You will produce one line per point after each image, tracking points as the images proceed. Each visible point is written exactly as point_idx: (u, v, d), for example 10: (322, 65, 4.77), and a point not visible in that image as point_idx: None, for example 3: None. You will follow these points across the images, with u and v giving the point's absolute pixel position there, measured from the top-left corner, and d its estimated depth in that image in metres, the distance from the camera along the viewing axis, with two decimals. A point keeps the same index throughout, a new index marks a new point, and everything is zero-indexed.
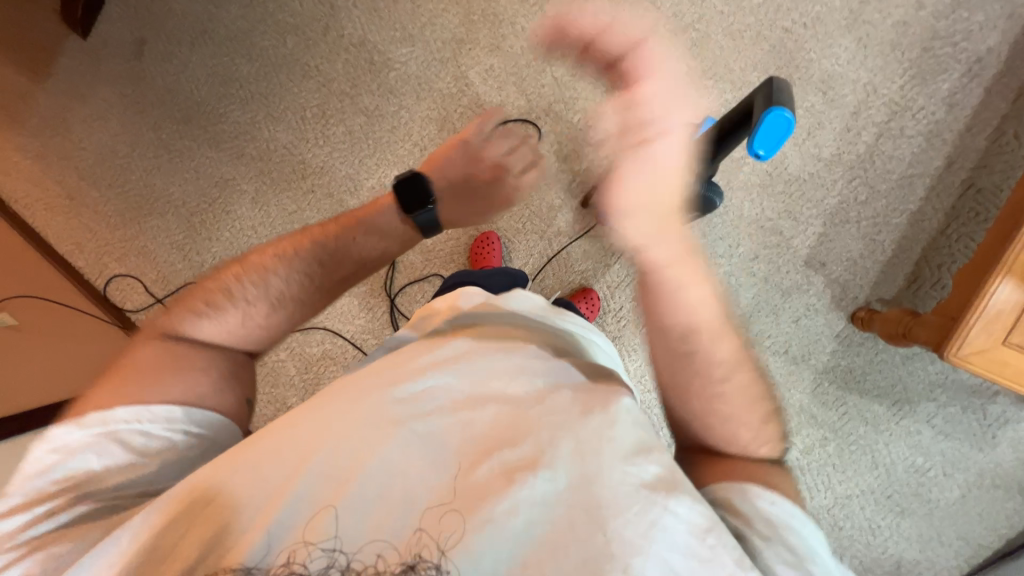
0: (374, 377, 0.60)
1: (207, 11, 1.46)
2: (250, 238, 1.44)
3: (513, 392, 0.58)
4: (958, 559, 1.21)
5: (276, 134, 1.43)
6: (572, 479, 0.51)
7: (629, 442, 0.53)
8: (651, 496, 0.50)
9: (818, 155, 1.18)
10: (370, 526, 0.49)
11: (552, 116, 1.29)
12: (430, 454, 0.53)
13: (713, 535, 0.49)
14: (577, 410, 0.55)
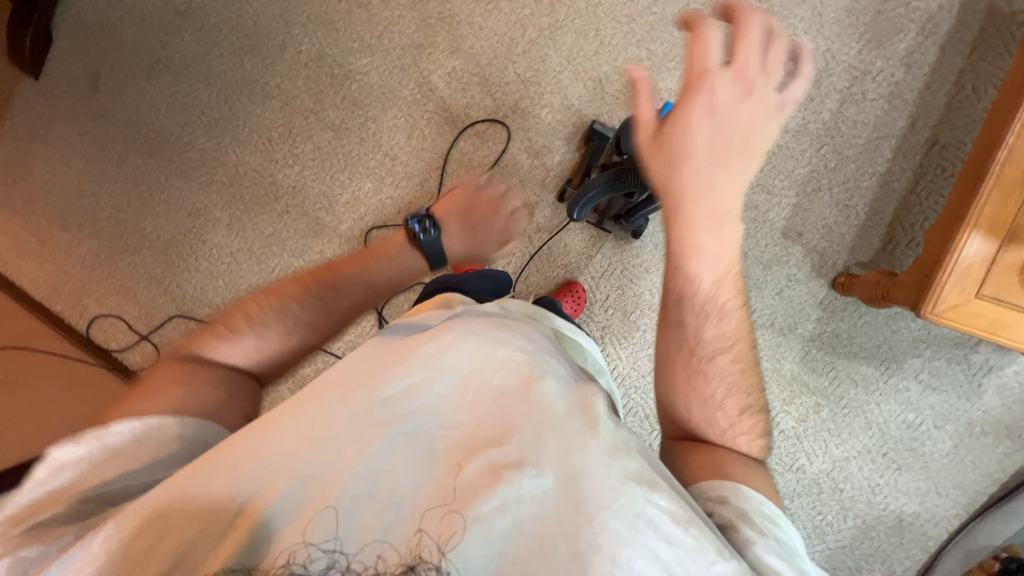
0: (357, 378, 0.59)
1: (159, 39, 1.43)
2: (229, 264, 1.44)
3: (503, 387, 0.58)
4: (956, 508, 1.23)
5: (244, 157, 1.41)
6: (564, 474, 0.52)
7: (614, 438, 0.56)
8: (637, 488, 0.52)
9: (785, 126, 1.19)
10: (366, 529, 0.49)
11: (519, 113, 1.28)
12: (420, 456, 0.54)
13: (694, 525, 0.52)
14: (568, 409, 0.57)
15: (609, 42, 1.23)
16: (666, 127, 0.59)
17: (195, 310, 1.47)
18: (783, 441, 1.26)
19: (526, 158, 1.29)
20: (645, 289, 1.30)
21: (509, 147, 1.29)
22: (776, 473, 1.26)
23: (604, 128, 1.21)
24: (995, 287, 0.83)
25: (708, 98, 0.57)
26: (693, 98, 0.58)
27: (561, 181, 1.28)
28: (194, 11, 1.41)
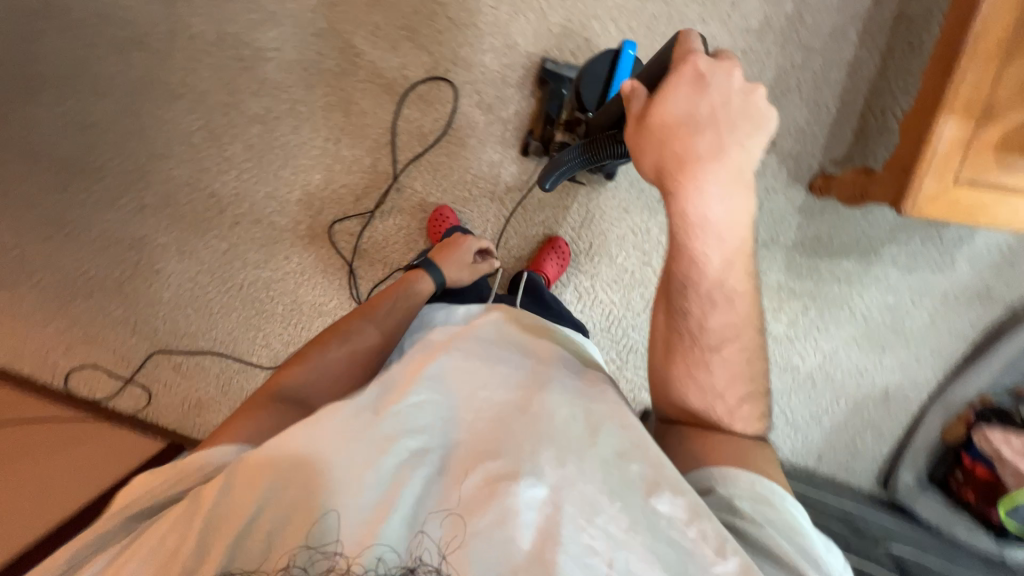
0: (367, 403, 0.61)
1: (30, 52, 1.23)
2: (194, 289, 1.36)
3: (511, 396, 0.60)
4: (935, 372, 1.35)
5: (171, 172, 1.26)
6: (563, 479, 0.52)
7: (619, 439, 0.56)
8: (637, 491, 0.52)
9: (746, 28, 1.11)
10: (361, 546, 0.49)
11: (462, 64, 1.15)
12: (425, 464, 0.54)
13: (696, 525, 0.50)
14: (573, 414, 0.58)
15: None
16: (650, 107, 0.57)
17: (173, 343, 1.41)
18: (777, 346, 1.33)
19: (479, 114, 1.18)
20: (627, 229, 1.27)
21: (458, 105, 1.18)
22: (773, 376, 1.35)
23: (557, 66, 1.10)
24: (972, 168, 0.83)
25: (696, 78, 0.56)
26: (677, 77, 0.56)
27: (521, 132, 1.18)
28: (59, 10, 1.20)
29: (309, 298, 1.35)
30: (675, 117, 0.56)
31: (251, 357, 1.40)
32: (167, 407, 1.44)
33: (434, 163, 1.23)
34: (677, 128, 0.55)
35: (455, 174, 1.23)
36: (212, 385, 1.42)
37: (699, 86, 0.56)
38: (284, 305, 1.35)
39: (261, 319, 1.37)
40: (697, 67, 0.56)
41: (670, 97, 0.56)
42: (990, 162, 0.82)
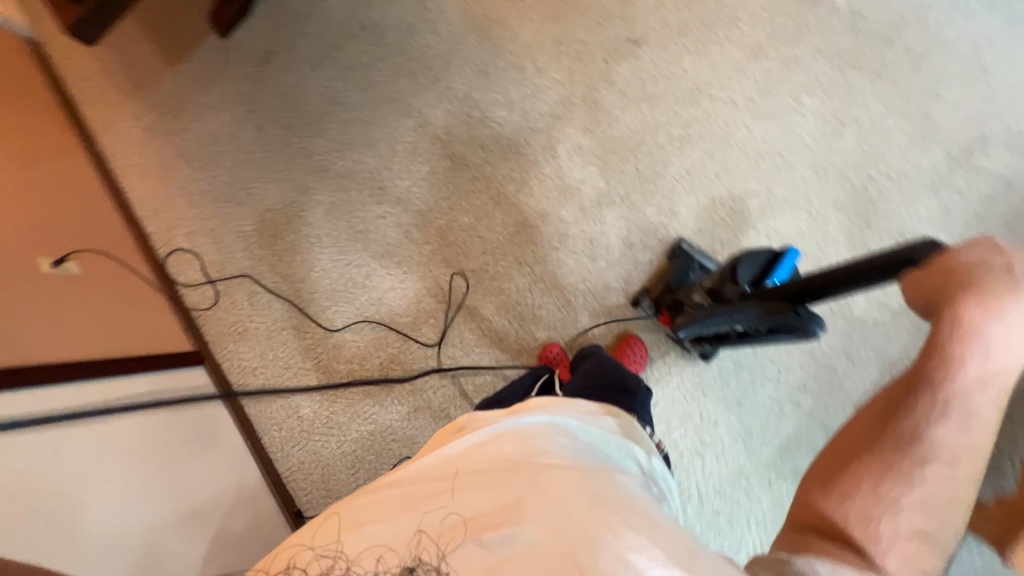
0: (370, 528, 0.62)
1: (336, 40, 1.59)
2: (313, 245, 1.52)
3: (427, 542, 0.60)
4: None
5: (365, 159, 1.52)
6: (489, 518, 0.59)
7: (444, 519, 0.61)
8: (472, 504, 0.61)
9: (884, 303, 1.19)
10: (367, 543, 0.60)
11: (627, 203, 1.34)
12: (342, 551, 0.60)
13: (479, 473, 0.65)
14: (443, 525, 0.61)
15: (732, 169, 1.28)
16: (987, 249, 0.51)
17: (263, 275, 1.53)
18: None
19: (619, 246, 1.34)
20: (697, 410, 1.24)
21: (607, 231, 1.35)
22: None
23: (691, 248, 1.28)
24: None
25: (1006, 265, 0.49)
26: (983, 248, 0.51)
27: (644, 281, 1.32)
28: (374, 28, 1.56)
29: (391, 303, 1.46)
30: (968, 262, 0.50)
31: (313, 320, 1.49)
32: (218, 322, 1.52)
33: (561, 260, 1.37)
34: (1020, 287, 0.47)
35: (573, 278, 1.36)
36: (265, 326, 1.50)
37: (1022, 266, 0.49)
38: (368, 296, 1.47)
39: (343, 297, 1.48)
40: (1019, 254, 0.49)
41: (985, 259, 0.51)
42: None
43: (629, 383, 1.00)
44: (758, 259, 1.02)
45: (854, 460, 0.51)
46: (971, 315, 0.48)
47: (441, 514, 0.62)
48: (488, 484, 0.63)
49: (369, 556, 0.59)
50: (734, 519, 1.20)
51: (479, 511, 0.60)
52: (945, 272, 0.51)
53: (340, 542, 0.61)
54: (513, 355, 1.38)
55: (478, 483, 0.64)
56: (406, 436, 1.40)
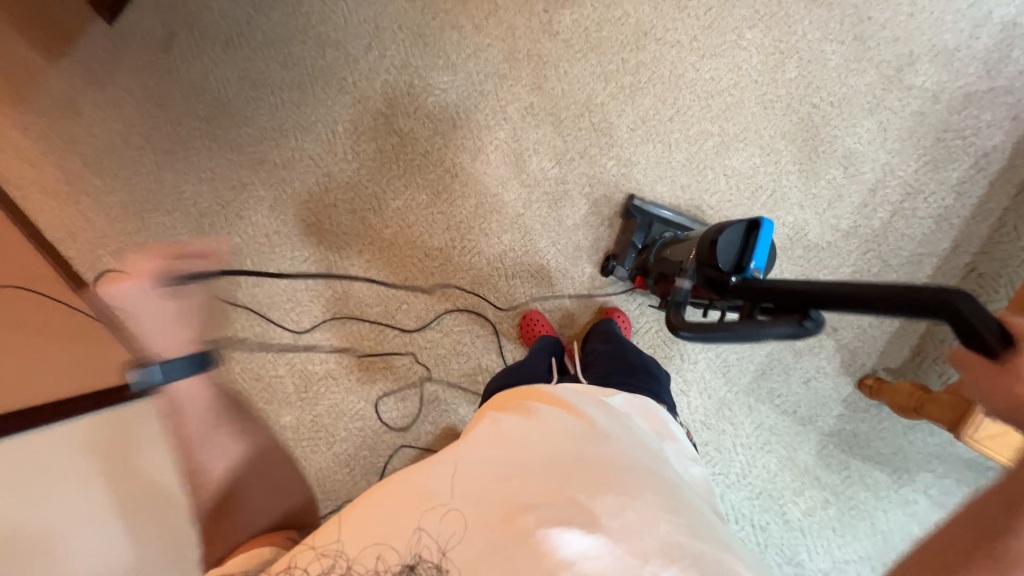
0: (414, 518, 0.56)
1: (246, 14, 1.42)
2: (262, 245, 1.41)
3: (479, 537, 0.54)
4: None
5: (304, 144, 1.41)
6: (559, 510, 0.54)
7: (504, 508, 0.55)
8: (540, 492, 0.56)
9: (836, 225, 1.25)
10: (414, 533, 0.55)
11: (586, 159, 1.32)
12: (391, 538, 0.55)
13: (547, 459, 0.60)
14: (502, 517, 0.54)
15: (685, 112, 1.28)
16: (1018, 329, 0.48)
17: None
18: (785, 530, 1.24)
19: (584, 204, 1.33)
20: (678, 352, 1.29)
21: (570, 189, 1.33)
22: (775, 564, 1.23)
23: (644, 204, 1.28)
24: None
25: None
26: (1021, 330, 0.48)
27: (607, 245, 1.33)
28: None
29: (358, 294, 1.40)
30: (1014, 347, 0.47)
31: (277, 325, 1.40)
32: None
33: (528, 226, 1.35)
34: None
35: (542, 242, 1.34)
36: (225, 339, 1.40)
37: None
38: (333, 291, 1.39)
39: (306, 296, 1.40)
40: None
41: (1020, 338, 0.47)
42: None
43: (653, 367, 0.94)
44: (735, 240, 0.82)
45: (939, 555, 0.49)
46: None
47: (500, 507, 0.55)
48: (558, 482, 0.57)
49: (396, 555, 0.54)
50: (722, 446, 1.28)
51: (543, 508, 0.54)
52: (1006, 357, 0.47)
53: (341, 541, 0.56)
54: (493, 328, 1.36)
55: (545, 472, 0.58)
56: (397, 426, 1.38)
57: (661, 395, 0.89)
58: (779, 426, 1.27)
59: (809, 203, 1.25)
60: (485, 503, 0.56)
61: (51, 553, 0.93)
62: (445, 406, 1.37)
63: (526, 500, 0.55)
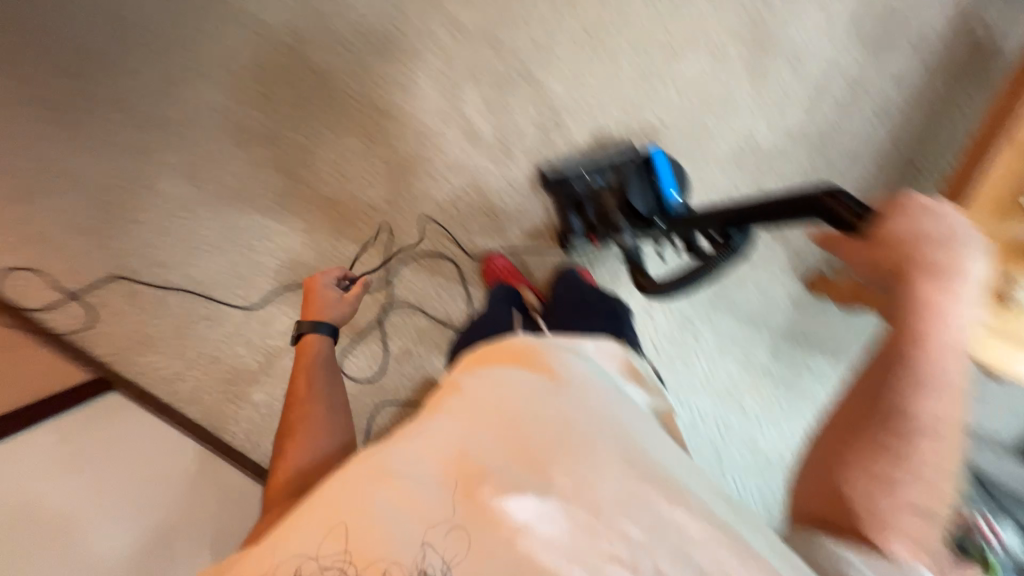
0: (337, 513, 0.46)
1: None
2: (185, 219, 1.28)
3: (438, 519, 0.45)
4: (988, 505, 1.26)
5: (209, 96, 1.26)
6: (526, 473, 0.47)
7: (463, 479, 0.47)
8: (501, 455, 0.48)
9: (785, 129, 1.24)
10: (361, 530, 0.44)
11: (529, 83, 1.23)
12: (335, 538, 0.44)
13: (507, 416, 0.52)
14: (459, 491, 0.46)
15: (624, 19, 1.21)
16: (904, 213, 0.48)
17: (138, 271, 1.28)
18: (743, 419, 1.37)
19: (534, 133, 1.25)
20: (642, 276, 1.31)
21: (517, 117, 1.24)
22: (735, 450, 1.37)
23: (554, 168, 1.22)
24: None
25: (939, 224, 0.47)
26: (904, 211, 0.48)
27: (556, 224, 1.27)
28: None
29: (304, 260, 1.29)
30: (910, 233, 0.47)
31: (223, 304, 1.29)
32: (107, 339, 1.27)
33: (476, 165, 1.26)
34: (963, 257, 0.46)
35: (494, 180, 1.26)
36: (169, 327, 1.28)
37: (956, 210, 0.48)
38: (277, 260, 1.29)
39: (247, 269, 1.29)
40: (922, 199, 0.48)
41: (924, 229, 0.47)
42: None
43: (614, 303, 1.00)
44: None
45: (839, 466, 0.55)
46: (929, 293, 0.46)
47: (458, 479, 0.47)
48: (518, 440, 0.50)
49: (320, 564, 0.44)
50: (687, 356, 1.36)
51: (507, 471, 0.47)
52: (889, 246, 0.48)
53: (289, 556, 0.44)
54: (457, 277, 1.29)
55: (505, 431, 0.50)
56: (375, 385, 1.30)
57: (624, 329, 0.95)
58: (736, 331, 1.36)
59: (759, 108, 1.24)
60: (438, 478, 0.47)
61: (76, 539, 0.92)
62: (420, 358, 1.30)
63: (487, 465, 0.48)
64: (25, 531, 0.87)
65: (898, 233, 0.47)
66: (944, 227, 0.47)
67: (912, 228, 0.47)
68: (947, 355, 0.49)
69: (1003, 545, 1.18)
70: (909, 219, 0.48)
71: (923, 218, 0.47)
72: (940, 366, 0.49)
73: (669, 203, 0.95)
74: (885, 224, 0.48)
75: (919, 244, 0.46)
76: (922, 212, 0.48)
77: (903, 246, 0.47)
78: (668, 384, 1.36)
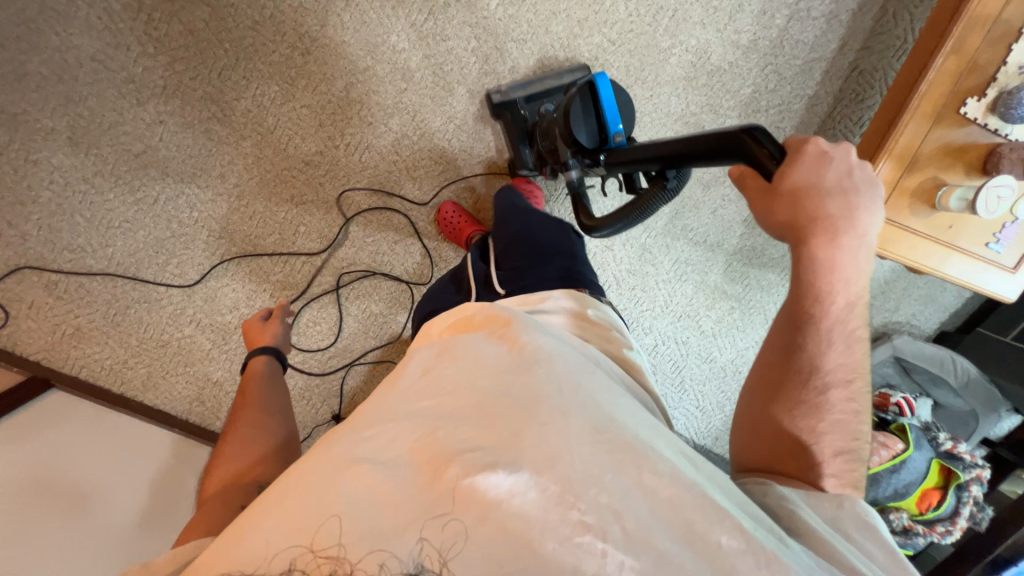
0: (308, 499, 0.46)
1: None
2: (87, 193, 1.12)
3: (408, 501, 0.45)
4: (917, 390, 1.46)
5: (74, 39, 1.05)
6: (494, 448, 0.48)
7: (431, 461, 0.47)
8: (469, 435, 0.49)
9: (736, 42, 1.19)
10: (329, 519, 0.44)
11: (463, 2, 1.10)
12: (304, 525, 0.44)
13: (474, 397, 0.53)
14: (428, 473, 0.47)
15: None
16: (801, 158, 0.52)
17: (45, 258, 1.13)
18: (701, 338, 1.46)
19: (475, 63, 1.14)
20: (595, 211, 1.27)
21: (454, 45, 1.12)
22: (694, 367, 1.47)
23: (502, 94, 1.13)
24: None
25: (831, 170, 0.52)
26: (801, 156, 0.52)
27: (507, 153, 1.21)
28: None
29: (240, 227, 1.18)
30: (805, 183, 0.52)
31: (156, 284, 1.18)
32: (28, 336, 1.14)
33: (416, 103, 1.15)
34: (853, 204, 0.52)
35: (437, 120, 1.16)
36: (100, 315, 1.17)
37: (852, 155, 0.53)
38: (208, 230, 1.17)
39: (177, 243, 1.17)
40: (820, 144, 0.52)
41: (819, 173, 0.52)
42: (912, 219, 1.02)
43: (566, 242, 0.89)
44: (585, 115, 0.84)
45: (767, 407, 0.59)
46: (821, 250, 0.53)
47: (426, 465, 0.47)
48: (485, 420, 0.50)
49: (284, 553, 0.43)
50: (648, 286, 1.40)
51: (475, 450, 0.47)
52: (791, 193, 0.52)
53: (258, 543, 0.44)
54: (411, 230, 1.23)
55: (472, 413, 0.51)
56: (338, 347, 1.26)
57: (583, 271, 0.86)
58: (692, 257, 1.39)
59: (710, 20, 1.17)
60: (407, 467, 0.47)
61: (93, 506, 0.89)
62: (383, 318, 1.27)
63: (455, 449, 0.48)
64: (45, 499, 0.84)
65: (798, 180, 0.52)
66: (835, 174, 0.52)
67: (808, 176, 0.52)
68: (844, 297, 0.55)
69: (916, 417, 1.39)
70: (804, 164, 0.52)
71: (818, 164, 0.52)
72: (836, 314, 0.56)
73: (606, 138, 0.85)
74: (784, 168, 0.52)
75: (812, 195, 0.52)
76: (817, 156, 0.52)
77: (802, 192, 0.52)
78: (630, 315, 1.41)
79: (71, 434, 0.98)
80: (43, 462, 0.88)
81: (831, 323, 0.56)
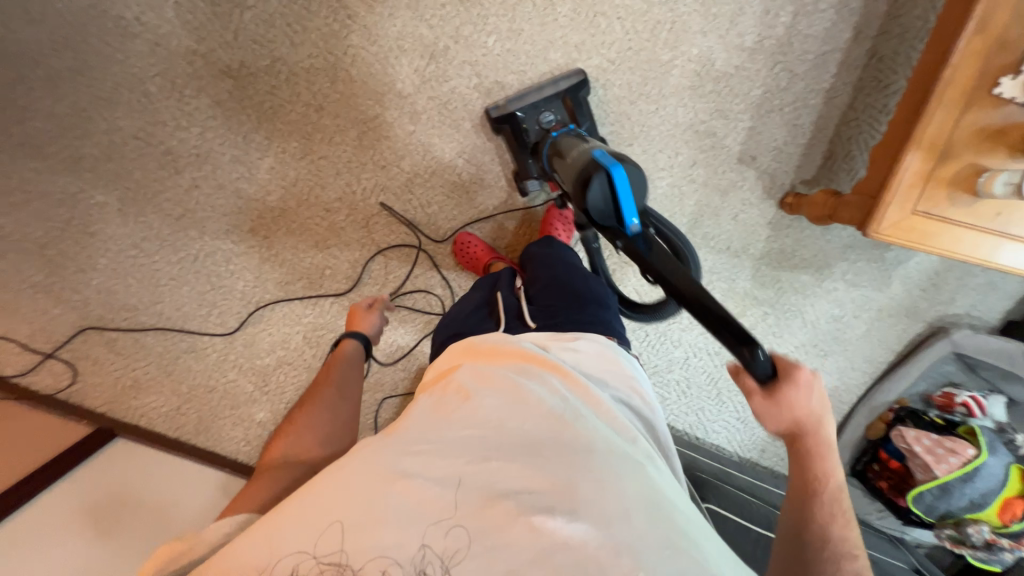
0: (344, 501, 0.50)
1: None
2: (137, 256, 1.22)
3: (455, 526, 0.49)
4: (985, 389, 1.33)
5: (118, 121, 1.16)
6: (543, 484, 0.51)
7: (479, 488, 0.51)
8: (519, 470, 0.52)
9: (741, 45, 1.17)
10: (358, 523, 0.48)
11: (461, 43, 1.14)
12: (341, 525, 0.48)
13: (524, 430, 0.55)
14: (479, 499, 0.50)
15: None
16: (795, 380, 0.60)
17: (106, 318, 1.24)
18: None
19: (477, 98, 1.17)
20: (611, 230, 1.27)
21: (456, 84, 1.16)
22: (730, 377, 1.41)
23: (500, 109, 1.13)
24: (877, 173, 1.04)
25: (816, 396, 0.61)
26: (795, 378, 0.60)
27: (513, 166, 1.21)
28: None
29: (272, 275, 1.26)
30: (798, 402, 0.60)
31: (200, 334, 1.27)
32: (95, 389, 1.26)
33: (425, 142, 1.19)
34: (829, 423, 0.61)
35: (446, 156, 1.20)
36: (154, 366, 1.27)
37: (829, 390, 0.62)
38: (243, 281, 1.25)
39: (216, 295, 1.26)
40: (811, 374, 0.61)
41: (806, 396, 0.60)
42: (952, 209, 0.96)
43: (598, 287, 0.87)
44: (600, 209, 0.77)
45: None
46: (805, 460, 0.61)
47: (476, 497, 0.50)
48: (534, 460, 0.53)
49: (291, 556, 0.48)
50: None
51: (525, 493, 0.51)
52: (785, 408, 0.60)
53: (281, 541, 0.48)
54: (430, 262, 1.26)
55: (524, 451, 0.54)
56: (370, 382, 1.30)
57: (606, 306, 0.85)
58: (716, 264, 1.35)
59: (711, 27, 1.15)
60: (462, 492, 0.50)
61: (162, 519, 1.00)
62: (411, 350, 1.30)
63: (504, 487, 0.51)
64: (124, 519, 0.99)
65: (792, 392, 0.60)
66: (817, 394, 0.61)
67: (798, 394, 0.60)
68: (838, 502, 0.60)
69: (989, 419, 1.28)
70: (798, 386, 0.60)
71: (809, 387, 0.60)
72: (835, 513, 0.60)
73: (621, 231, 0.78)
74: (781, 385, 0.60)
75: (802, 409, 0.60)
76: (809, 381, 0.60)
77: (793, 404, 0.60)
78: (655, 328, 1.38)
79: (147, 469, 1.14)
80: (129, 488, 1.06)
81: (835, 514, 0.59)
